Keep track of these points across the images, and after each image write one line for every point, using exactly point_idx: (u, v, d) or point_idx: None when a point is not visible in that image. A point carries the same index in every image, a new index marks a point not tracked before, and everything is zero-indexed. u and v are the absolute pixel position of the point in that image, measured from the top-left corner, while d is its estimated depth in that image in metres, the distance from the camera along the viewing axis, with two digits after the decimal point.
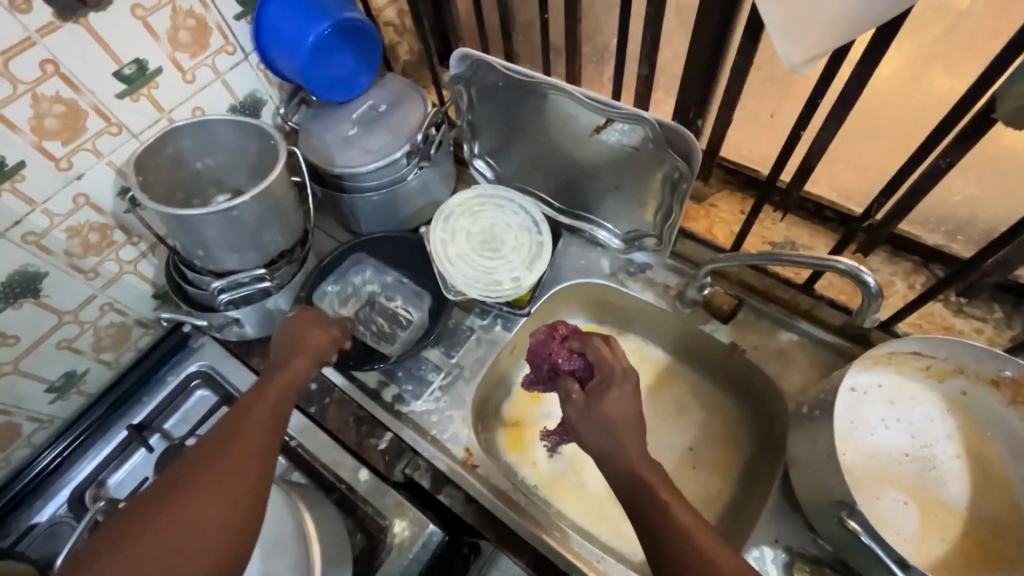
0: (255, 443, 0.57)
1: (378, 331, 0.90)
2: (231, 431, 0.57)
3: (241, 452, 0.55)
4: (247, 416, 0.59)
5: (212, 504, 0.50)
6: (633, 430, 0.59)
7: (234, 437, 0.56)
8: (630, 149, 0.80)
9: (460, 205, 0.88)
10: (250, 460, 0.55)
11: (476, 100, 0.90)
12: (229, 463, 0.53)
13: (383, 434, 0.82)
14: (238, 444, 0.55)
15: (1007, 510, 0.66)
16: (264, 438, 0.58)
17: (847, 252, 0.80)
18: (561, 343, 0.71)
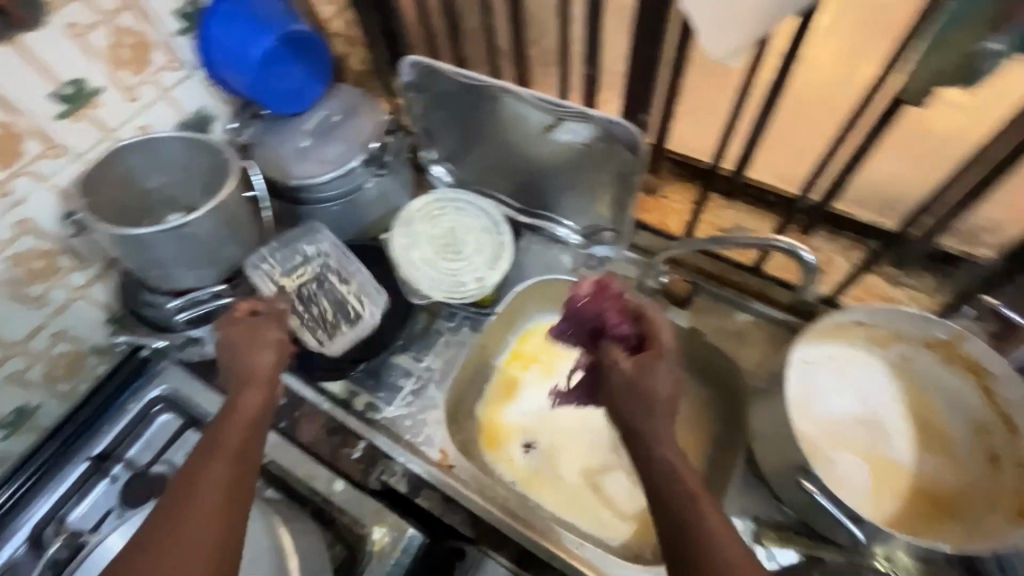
0: (221, 488, 0.53)
1: (322, 315, 0.86)
2: (195, 477, 0.54)
3: (209, 501, 0.52)
4: (209, 460, 0.55)
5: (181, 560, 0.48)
6: (665, 405, 0.57)
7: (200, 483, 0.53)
8: (579, 146, 0.83)
9: (420, 210, 0.88)
10: (219, 508, 0.52)
11: (430, 107, 0.91)
12: (195, 517, 0.51)
13: (356, 443, 0.83)
14: (203, 493, 0.52)
15: (949, 464, 0.71)
16: (229, 479, 0.54)
17: (790, 233, 0.85)
18: (612, 300, 0.68)
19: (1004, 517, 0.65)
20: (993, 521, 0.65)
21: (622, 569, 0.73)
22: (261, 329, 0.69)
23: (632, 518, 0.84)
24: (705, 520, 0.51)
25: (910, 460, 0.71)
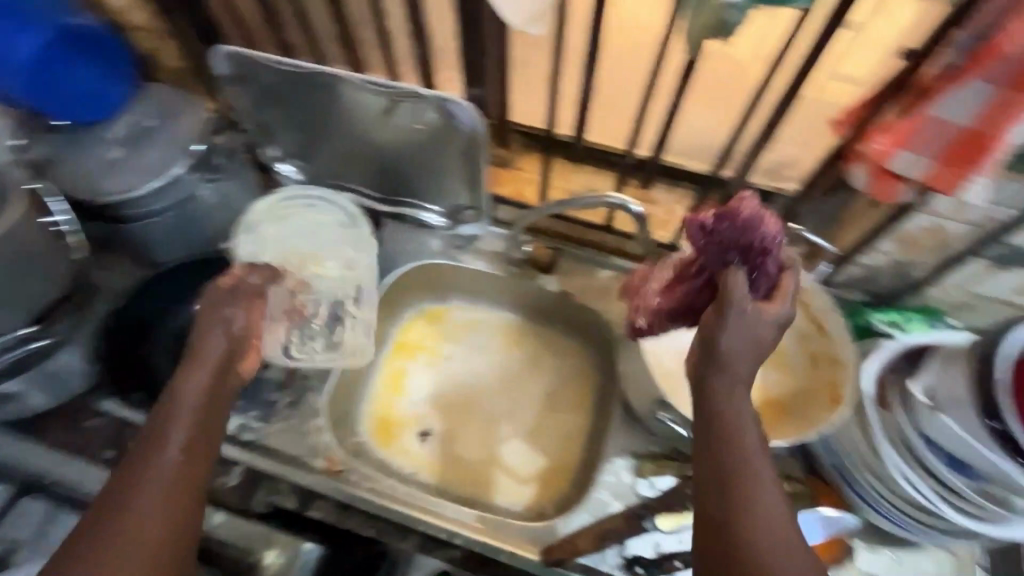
0: (168, 482, 0.54)
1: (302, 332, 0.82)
2: (138, 476, 0.54)
3: (159, 494, 0.53)
4: (148, 459, 0.54)
5: (132, 550, 0.50)
6: (733, 369, 0.53)
7: (139, 486, 0.53)
8: (422, 127, 0.81)
9: (263, 213, 0.82)
10: (171, 501, 0.53)
11: (257, 100, 0.84)
12: (140, 511, 0.52)
13: (229, 471, 0.78)
14: (145, 494, 0.53)
15: (790, 373, 0.80)
16: (176, 477, 0.55)
17: (634, 189, 0.92)
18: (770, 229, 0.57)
19: (822, 406, 0.74)
20: (816, 413, 0.74)
21: (522, 529, 0.75)
22: (247, 344, 0.64)
23: (531, 480, 0.87)
24: (751, 481, 0.49)
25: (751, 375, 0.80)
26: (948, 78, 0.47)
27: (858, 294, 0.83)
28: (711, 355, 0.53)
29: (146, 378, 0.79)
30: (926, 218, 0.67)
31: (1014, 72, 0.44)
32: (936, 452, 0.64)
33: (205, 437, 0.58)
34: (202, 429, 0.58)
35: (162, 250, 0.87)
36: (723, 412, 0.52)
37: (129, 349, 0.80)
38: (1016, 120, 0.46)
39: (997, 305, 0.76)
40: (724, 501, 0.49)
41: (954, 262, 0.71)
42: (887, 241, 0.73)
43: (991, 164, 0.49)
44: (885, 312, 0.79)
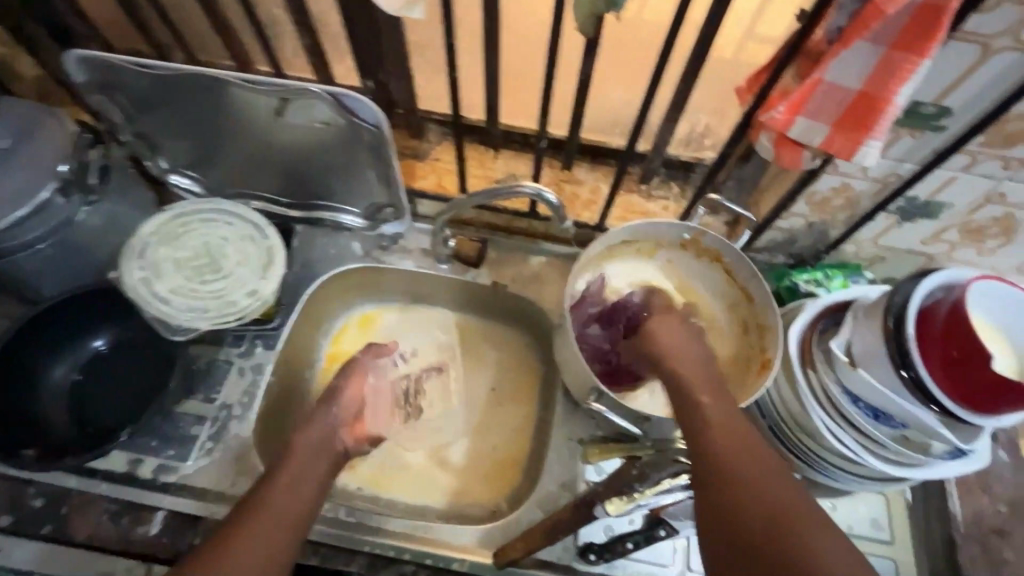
0: (289, 510, 0.62)
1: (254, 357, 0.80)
2: (262, 502, 0.61)
3: (278, 519, 0.60)
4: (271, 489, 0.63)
5: (245, 555, 0.56)
6: (699, 385, 0.62)
7: (261, 510, 0.60)
8: (323, 124, 0.74)
9: (156, 233, 0.75)
10: (289, 526, 0.60)
11: (130, 109, 0.75)
12: (269, 529, 0.59)
13: (152, 517, 0.70)
14: (268, 515, 0.60)
15: (721, 342, 0.81)
16: (292, 501, 0.63)
17: (557, 171, 0.89)
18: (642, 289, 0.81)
19: (754, 374, 0.75)
20: (749, 382, 0.75)
21: (472, 532, 0.73)
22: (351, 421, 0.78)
23: (482, 479, 0.85)
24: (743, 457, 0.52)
25: None
26: (838, 42, 0.46)
27: (781, 256, 0.85)
28: (677, 381, 0.63)
29: (41, 431, 0.71)
30: (836, 179, 0.68)
31: (899, 33, 0.44)
32: (858, 406, 0.66)
33: (316, 479, 0.67)
34: (319, 473, 0.68)
35: (46, 284, 0.78)
36: (709, 416, 0.57)
37: (15, 402, 0.71)
38: (903, 81, 0.45)
39: (906, 255, 0.79)
40: (723, 481, 0.51)
41: (864, 218, 0.73)
42: (802, 204, 0.73)
43: (885, 128, 0.48)
44: (806, 271, 0.81)
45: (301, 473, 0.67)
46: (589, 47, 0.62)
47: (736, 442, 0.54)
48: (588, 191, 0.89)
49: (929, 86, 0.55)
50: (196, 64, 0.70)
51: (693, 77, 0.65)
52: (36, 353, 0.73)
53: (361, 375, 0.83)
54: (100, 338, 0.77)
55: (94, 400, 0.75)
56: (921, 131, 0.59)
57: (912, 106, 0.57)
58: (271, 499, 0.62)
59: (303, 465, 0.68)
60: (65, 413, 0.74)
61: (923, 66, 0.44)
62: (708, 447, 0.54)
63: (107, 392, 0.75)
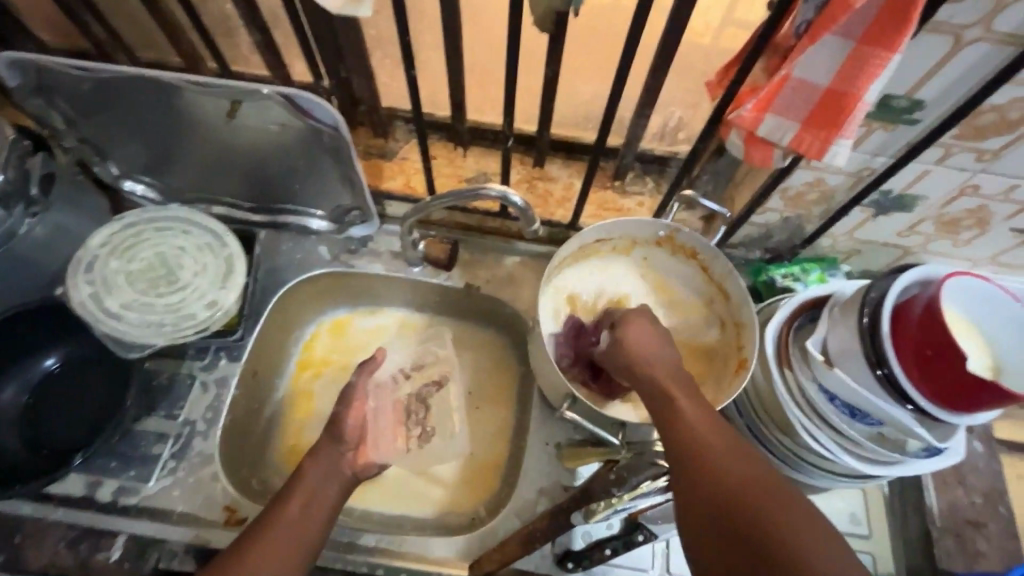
0: (301, 526, 0.62)
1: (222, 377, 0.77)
2: (277, 517, 0.62)
3: (290, 536, 0.60)
4: (287, 504, 0.63)
5: None
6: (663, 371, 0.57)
7: (276, 524, 0.61)
8: (280, 126, 0.70)
9: (105, 245, 0.71)
10: (294, 546, 0.60)
11: (73, 115, 0.71)
12: (279, 543, 0.60)
13: (113, 542, 0.67)
14: (279, 532, 0.60)
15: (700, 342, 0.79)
16: (304, 521, 0.62)
17: (529, 168, 0.87)
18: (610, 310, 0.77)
19: (732, 371, 0.74)
20: (727, 379, 0.74)
21: (448, 544, 0.72)
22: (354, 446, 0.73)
23: (460, 486, 0.83)
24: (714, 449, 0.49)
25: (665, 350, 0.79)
26: (806, 35, 0.44)
27: (757, 251, 0.84)
28: (643, 366, 0.58)
29: None
30: (810, 174, 0.66)
31: (868, 27, 0.42)
32: (835, 404, 0.65)
33: (331, 498, 0.66)
34: (328, 493, 0.66)
35: None
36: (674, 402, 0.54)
37: None
38: (873, 77, 0.43)
39: (882, 248, 0.78)
40: (698, 478, 0.48)
41: (839, 213, 0.71)
42: (776, 200, 0.72)
43: (853, 128, 0.46)
44: (783, 265, 0.80)
45: (315, 495, 0.65)
46: (552, 41, 0.59)
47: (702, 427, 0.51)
48: (562, 188, 0.86)
49: (900, 79, 0.53)
50: (138, 65, 0.66)
51: (662, 72, 0.63)
52: None
53: (361, 399, 0.77)
54: (50, 357, 0.73)
55: (47, 422, 0.71)
56: (894, 125, 0.58)
57: (884, 99, 0.55)
58: (287, 512, 0.62)
59: (319, 484, 0.66)
60: (17, 437, 0.70)
61: (894, 60, 0.42)
62: (678, 440, 0.51)
63: (62, 412, 0.72)
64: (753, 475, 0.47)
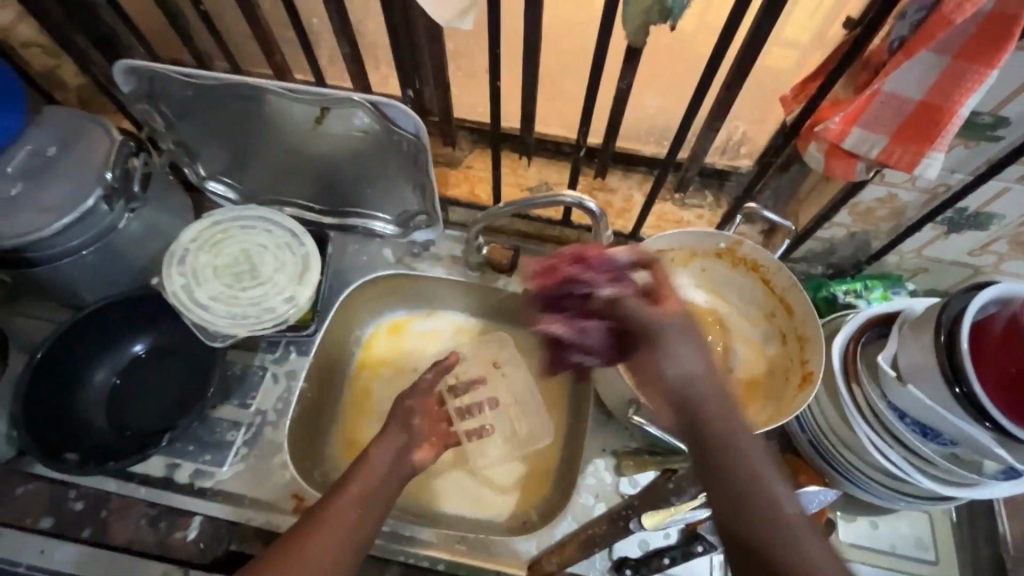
0: (350, 521, 0.59)
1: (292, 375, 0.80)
2: (329, 510, 0.60)
3: (340, 532, 0.58)
4: (341, 496, 0.61)
5: (315, 558, 0.56)
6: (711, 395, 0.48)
7: (330, 517, 0.59)
8: (362, 133, 0.74)
9: (195, 239, 0.76)
10: (341, 543, 0.58)
11: (175, 119, 0.76)
12: (329, 538, 0.57)
13: (190, 522, 0.70)
14: (333, 525, 0.58)
15: (753, 360, 0.79)
16: (357, 517, 0.60)
17: (590, 178, 0.89)
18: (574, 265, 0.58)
19: (794, 386, 0.73)
20: (788, 393, 0.73)
21: (505, 545, 0.73)
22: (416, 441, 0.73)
23: (512, 488, 0.84)
24: (768, 488, 0.46)
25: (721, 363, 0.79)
26: (899, 51, 0.46)
27: (819, 266, 0.83)
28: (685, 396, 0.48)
29: (82, 435, 0.72)
30: (882, 189, 0.67)
31: (965, 43, 0.43)
32: (906, 422, 0.65)
33: (388, 493, 0.65)
34: (383, 488, 0.65)
35: (90, 290, 0.79)
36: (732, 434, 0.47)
37: (57, 405, 0.73)
38: (969, 92, 0.45)
39: (951, 267, 0.77)
40: (754, 515, 0.45)
41: (910, 229, 0.71)
42: (844, 214, 0.72)
43: (947, 141, 0.48)
44: (844, 282, 0.79)
45: (377, 487, 0.64)
46: (632, 54, 0.61)
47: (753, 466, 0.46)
48: (622, 199, 0.88)
49: (989, 96, 0.53)
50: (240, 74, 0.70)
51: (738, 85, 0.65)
52: (79, 357, 0.75)
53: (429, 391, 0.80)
54: (139, 343, 0.78)
55: (133, 404, 0.76)
56: (975, 141, 0.58)
57: (968, 116, 0.56)
58: (342, 505, 0.60)
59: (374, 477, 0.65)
60: (105, 417, 0.75)
61: (990, 77, 0.44)
62: (733, 482, 0.46)
63: (147, 395, 0.76)
64: (790, 506, 0.46)
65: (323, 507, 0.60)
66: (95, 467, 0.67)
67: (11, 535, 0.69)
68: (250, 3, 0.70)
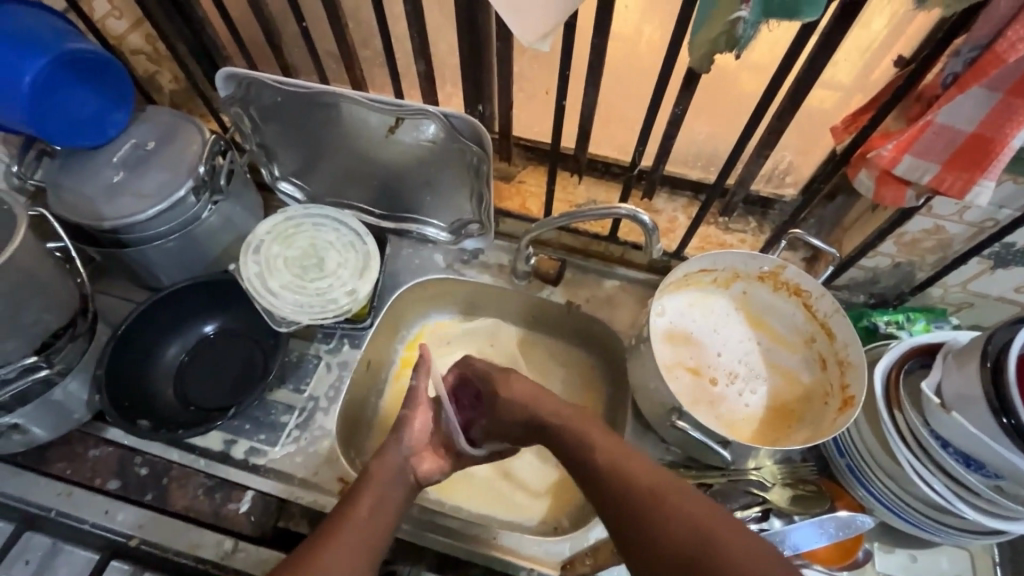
0: (365, 532, 0.60)
1: (345, 364, 0.84)
2: (346, 515, 0.61)
3: (356, 536, 0.59)
4: (355, 509, 0.62)
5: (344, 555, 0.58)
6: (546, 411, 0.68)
7: (344, 525, 0.60)
8: (428, 143, 0.79)
9: (270, 232, 0.82)
10: (364, 545, 0.59)
11: (259, 121, 0.82)
12: (347, 540, 0.59)
13: (242, 495, 0.75)
14: (351, 532, 0.59)
15: (791, 384, 0.80)
16: (372, 527, 0.61)
17: (637, 198, 0.93)
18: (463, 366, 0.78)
19: (834, 411, 0.75)
20: (828, 418, 0.75)
21: (539, 545, 0.75)
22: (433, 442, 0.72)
23: (545, 494, 0.84)
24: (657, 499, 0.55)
25: (762, 382, 0.80)
26: (952, 86, 0.49)
27: (860, 295, 0.85)
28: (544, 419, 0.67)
29: (151, 404, 0.79)
30: (929, 220, 0.69)
31: (1016, 80, 0.46)
32: (951, 452, 0.65)
33: (397, 502, 0.65)
34: (393, 498, 0.65)
35: (165, 274, 0.85)
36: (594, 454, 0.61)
37: (132, 376, 0.79)
38: (1020, 126, 0.47)
39: (997, 303, 0.78)
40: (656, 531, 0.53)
41: (955, 262, 0.73)
42: (889, 244, 0.74)
43: (999, 169, 0.50)
44: (886, 313, 0.81)
45: (384, 496, 0.65)
46: (691, 80, 0.65)
47: (621, 465, 0.59)
48: (666, 221, 0.92)
49: None
50: (326, 84, 0.76)
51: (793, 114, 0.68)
52: (154, 334, 0.81)
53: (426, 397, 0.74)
54: (209, 324, 0.84)
55: (198, 381, 0.82)
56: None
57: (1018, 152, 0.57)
58: (355, 516, 0.61)
59: (383, 493, 0.65)
60: (173, 391, 0.81)
61: None
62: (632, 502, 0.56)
63: (211, 373, 0.82)
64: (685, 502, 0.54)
65: (339, 516, 0.61)
66: (166, 433, 0.72)
67: (80, 494, 0.75)
68: (339, 22, 0.76)
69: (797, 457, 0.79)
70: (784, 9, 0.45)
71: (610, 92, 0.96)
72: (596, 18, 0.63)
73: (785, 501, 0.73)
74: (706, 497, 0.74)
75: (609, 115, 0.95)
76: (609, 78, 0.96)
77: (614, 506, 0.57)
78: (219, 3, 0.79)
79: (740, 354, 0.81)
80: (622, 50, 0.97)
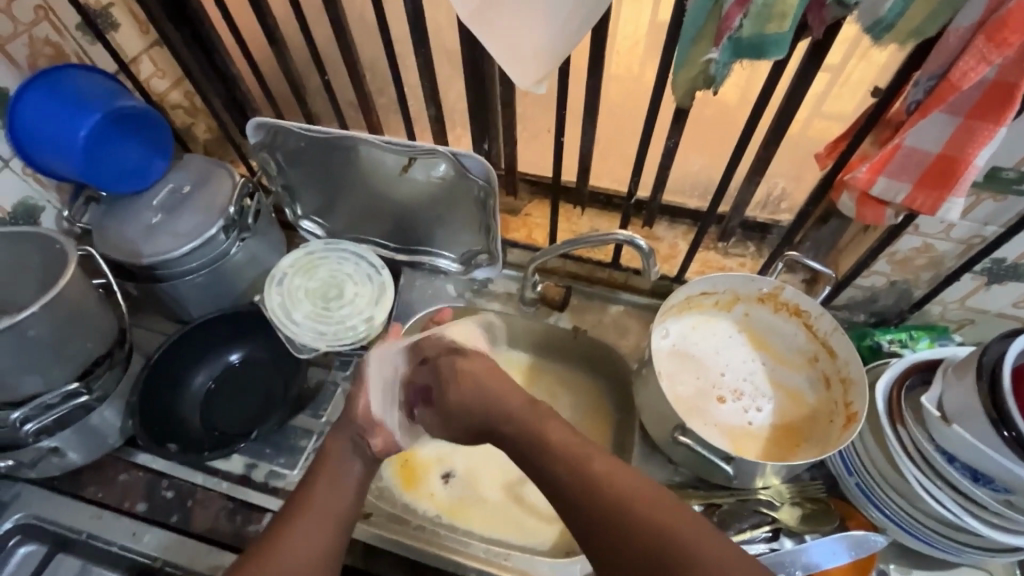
0: (333, 509, 0.62)
1: None
2: (314, 488, 0.63)
3: (324, 513, 0.61)
4: (317, 486, 0.64)
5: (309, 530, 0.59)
6: None
7: (310, 501, 0.62)
8: (437, 181, 0.84)
9: (293, 265, 0.88)
10: (331, 521, 0.61)
11: (285, 164, 0.89)
12: (312, 520, 0.60)
13: (262, 517, 0.78)
14: (321, 500, 0.62)
15: (797, 403, 0.81)
16: (346, 503, 0.63)
17: (638, 225, 0.97)
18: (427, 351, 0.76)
19: (840, 428, 0.76)
20: (835, 435, 0.76)
21: (550, 565, 0.76)
22: None
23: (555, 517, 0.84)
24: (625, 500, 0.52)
25: (769, 401, 0.81)
26: (916, 112, 0.53)
27: (861, 315, 0.87)
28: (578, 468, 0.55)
29: (178, 430, 0.83)
30: (917, 239, 0.71)
31: (974, 106, 0.50)
32: (958, 467, 0.65)
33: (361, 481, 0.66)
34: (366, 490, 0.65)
35: (195, 306, 0.91)
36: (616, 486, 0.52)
37: (163, 403, 0.83)
38: (981, 146, 0.51)
39: (997, 318, 0.79)
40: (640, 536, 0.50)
41: (949, 278, 0.74)
42: (883, 262, 0.76)
43: (966, 187, 0.54)
44: (889, 332, 0.82)
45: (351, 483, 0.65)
46: (680, 114, 0.70)
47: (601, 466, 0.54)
48: (667, 247, 0.96)
49: (1009, 153, 0.59)
50: (345, 129, 0.82)
51: None
52: (182, 363, 0.86)
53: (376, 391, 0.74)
54: (233, 353, 0.89)
55: (222, 407, 0.86)
56: (1003, 195, 0.63)
57: (992, 171, 0.61)
58: (316, 500, 0.62)
59: (339, 476, 0.65)
60: (198, 417, 0.85)
61: (1000, 133, 0.50)
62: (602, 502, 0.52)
63: (234, 399, 0.87)
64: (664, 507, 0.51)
65: (302, 496, 0.63)
66: (193, 456, 0.76)
67: (109, 516, 0.79)
68: (358, 75, 0.84)
69: (805, 476, 0.79)
70: (751, 49, 0.49)
71: (608, 129, 1.02)
72: (590, 62, 0.69)
73: (795, 520, 0.74)
74: (717, 516, 0.74)
75: (608, 151, 1.01)
76: (609, 114, 1.02)
77: (572, 497, 0.54)
78: (252, 62, 0.88)
79: (746, 374, 0.83)
80: (621, 87, 1.02)
